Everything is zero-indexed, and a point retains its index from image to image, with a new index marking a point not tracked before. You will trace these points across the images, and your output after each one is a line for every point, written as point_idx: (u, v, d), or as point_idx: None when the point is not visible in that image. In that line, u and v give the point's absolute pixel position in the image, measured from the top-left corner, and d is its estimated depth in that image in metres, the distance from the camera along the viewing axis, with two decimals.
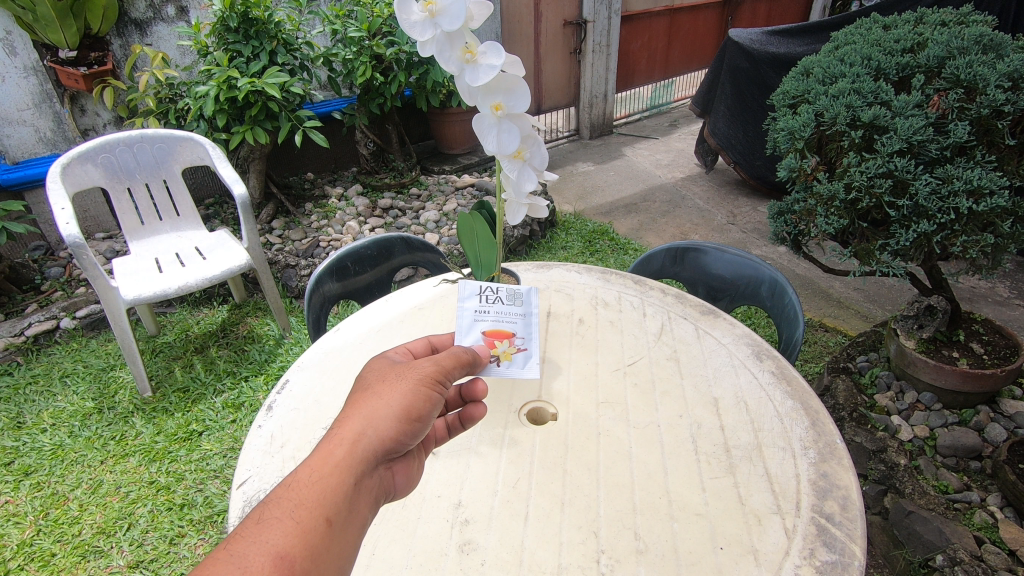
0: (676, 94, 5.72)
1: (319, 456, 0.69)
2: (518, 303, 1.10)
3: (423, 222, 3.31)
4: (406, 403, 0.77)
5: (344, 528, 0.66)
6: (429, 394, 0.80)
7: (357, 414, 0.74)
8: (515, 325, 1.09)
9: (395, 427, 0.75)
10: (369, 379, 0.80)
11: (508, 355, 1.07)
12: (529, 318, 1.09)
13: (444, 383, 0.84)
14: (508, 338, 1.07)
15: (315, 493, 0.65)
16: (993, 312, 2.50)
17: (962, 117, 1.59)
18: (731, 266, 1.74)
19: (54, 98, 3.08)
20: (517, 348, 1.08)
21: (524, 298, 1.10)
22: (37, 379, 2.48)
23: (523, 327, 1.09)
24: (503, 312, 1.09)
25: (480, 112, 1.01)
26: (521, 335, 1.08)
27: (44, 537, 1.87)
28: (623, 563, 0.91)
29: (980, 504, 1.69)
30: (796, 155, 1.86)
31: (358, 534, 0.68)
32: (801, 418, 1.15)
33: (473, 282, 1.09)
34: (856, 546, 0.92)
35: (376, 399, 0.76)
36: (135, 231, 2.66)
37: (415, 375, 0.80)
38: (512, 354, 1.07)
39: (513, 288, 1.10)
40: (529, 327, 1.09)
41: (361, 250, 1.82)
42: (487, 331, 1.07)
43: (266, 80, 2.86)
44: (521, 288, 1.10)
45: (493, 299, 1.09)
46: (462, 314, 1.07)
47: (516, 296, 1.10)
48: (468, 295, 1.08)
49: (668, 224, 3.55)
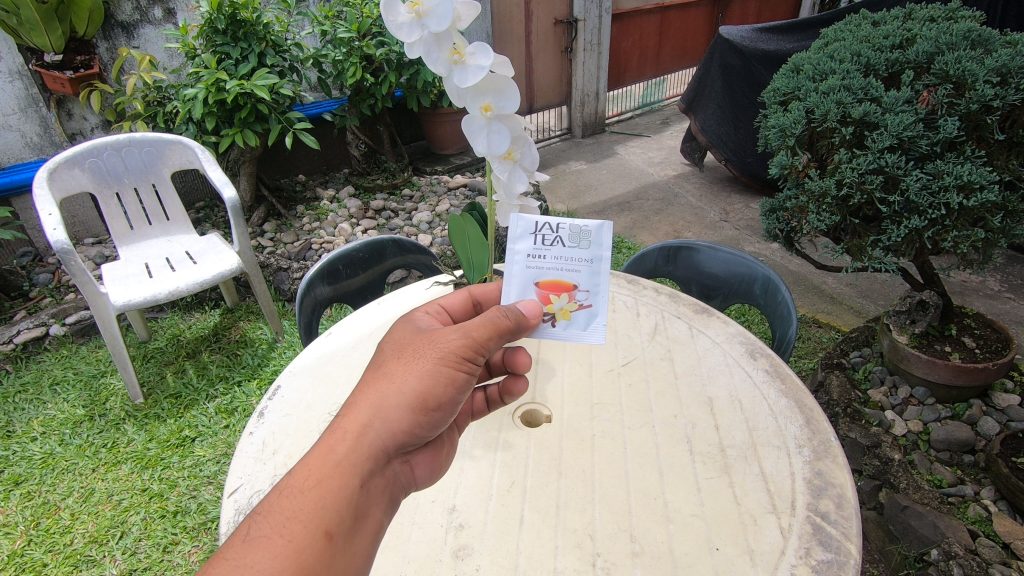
0: (667, 92, 5.73)
1: (320, 452, 0.68)
2: (583, 245, 0.86)
3: (416, 223, 3.30)
4: (420, 389, 0.73)
5: (347, 533, 0.66)
6: (451, 374, 0.75)
7: (365, 403, 0.72)
8: (577, 274, 0.86)
9: (405, 417, 0.72)
10: (385, 357, 0.77)
11: (567, 314, 0.86)
12: (597, 265, 0.86)
13: (472, 360, 0.78)
14: (569, 291, 0.86)
15: (315, 497, 0.65)
16: (985, 306, 2.51)
17: (951, 112, 1.59)
18: (724, 265, 1.74)
19: (40, 103, 3.05)
20: (579, 303, 0.86)
21: (593, 238, 0.86)
22: (26, 388, 2.45)
23: (589, 276, 0.85)
24: (564, 257, 0.86)
25: (470, 114, 1.00)
26: (585, 287, 0.85)
27: (36, 547, 1.85)
28: (619, 566, 0.91)
29: (974, 497, 1.70)
30: (788, 152, 1.86)
31: (362, 534, 0.68)
32: (796, 417, 1.15)
33: (529, 217, 0.88)
34: (851, 544, 0.92)
35: (387, 387, 0.73)
36: (125, 236, 2.64)
37: (435, 355, 0.75)
38: (572, 312, 0.86)
39: (577, 224, 0.86)
40: (597, 276, 0.86)
41: (352, 252, 1.81)
42: (542, 281, 0.86)
43: (256, 82, 2.84)
44: (588, 225, 0.86)
45: (551, 240, 0.87)
46: (511, 261, 0.87)
47: (581, 235, 0.86)
48: (519, 237, 0.88)
49: (661, 222, 3.56)
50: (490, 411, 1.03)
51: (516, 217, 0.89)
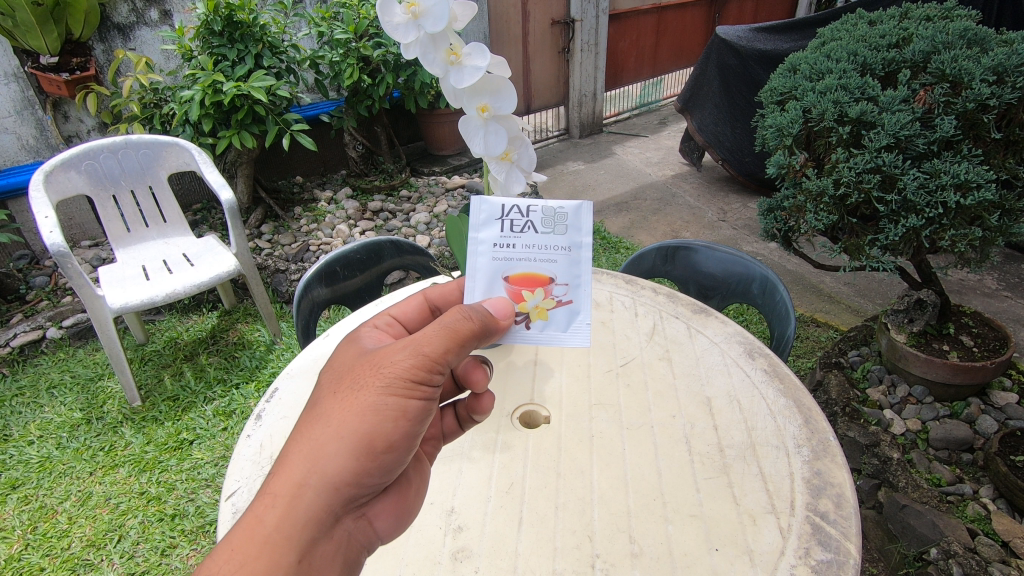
0: (664, 92, 5.74)
1: (251, 521, 0.66)
2: (560, 230, 0.85)
3: (414, 224, 3.30)
4: (364, 430, 0.72)
5: None
6: (397, 406, 0.73)
7: (298, 459, 0.69)
8: (554, 265, 0.85)
9: (347, 463, 0.71)
10: (324, 395, 0.75)
11: (543, 313, 0.86)
12: (575, 253, 0.85)
13: (419, 387, 0.75)
14: (544, 286, 0.85)
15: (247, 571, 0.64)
16: (982, 304, 2.52)
17: (948, 111, 1.59)
18: (722, 265, 1.74)
19: (36, 105, 3.04)
20: (556, 295, 0.86)
21: (569, 223, 0.85)
22: (23, 391, 2.45)
23: (566, 267, 0.85)
24: (539, 245, 0.85)
25: (467, 114, 1.00)
26: (563, 279, 0.85)
27: (33, 551, 1.84)
28: (618, 567, 0.91)
29: (973, 496, 1.70)
30: (785, 152, 1.86)
31: None
32: (794, 416, 1.15)
33: (499, 205, 0.86)
34: (851, 544, 0.92)
35: (322, 437, 0.70)
36: (122, 238, 2.63)
37: (378, 387, 0.73)
38: (548, 310, 0.86)
39: (551, 207, 0.84)
40: (574, 267, 0.85)
41: (350, 254, 1.80)
42: (515, 273, 0.85)
43: (253, 83, 2.84)
44: (564, 207, 0.85)
45: (522, 227, 0.85)
46: (477, 251, 0.85)
47: (556, 219, 0.85)
48: (486, 224, 0.86)
49: (659, 222, 3.56)
50: (463, 430, 1.04)
51: (480, 202, 0.87)
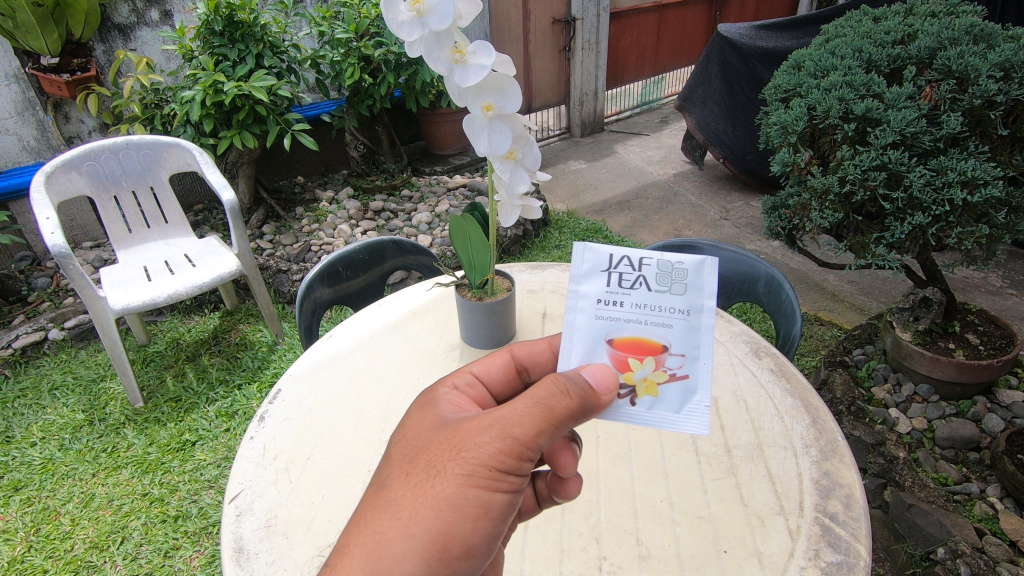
0: (666, 90, 5.72)
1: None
2: (676, 290, 0.76)
3: (416, 223, 3.29)
4: (437, 529, 0.64)
5: None
6: (477, 501, 0.66)
7: (361, 557, 0.64)
8: (668, 330, 0.76)
9: (415, 568, 0.64)
10: (395, 476, 0.68)
11: (652, 387, 0.76)
12: (694, 319, 0.76)
13: (504, 477, 0.67)
14: (656, 355, 0.75)
15: None
16: (987, 302, 2.50)
17: (954, 108, 1.58)
18: (727, 263, 1.73)
19: (37, 106, 3.04)
20: (669, 366, 0.75)
21: (689, 282, 0.76)
22: (25, 393, 2.44)
23: (682, 335, 0.76)
24: (652, 305, 0.76)
25: (470, 113, 0.99)
26: (678, 348, 0.76)
27: (36, 552, 1.84)
28: (625, 569, 0.90)
29: (980, 495, 1.69)
30: (789, 150, 1.85)
31: None
32: (802, 416, 1.14)
33: (605, 253, 0.78)
34: (861, 546, 0.91)
35: (390, 534, 0.64)
36: (123, 239, 2.62)
37: (457, 476, 0.65)
38: (659, 384, 0.75)
39: (669, 261, 0.77)
40: (691, 335, 0.76)
41: (352, 254, 1.79)
42: (620, 337, 0.75)
43: (254, 83, 2.83)
44: (684, 262, 0.77)
45: (633, 282, 0.76)
46: (580, 306, 0.77)
47: (674, 276, 0.76)
48: (592, 275, 0.78)
49: (661, 221, 3.55)
50: (542, 508, 0.87)
51: (586, 250, 0.79)
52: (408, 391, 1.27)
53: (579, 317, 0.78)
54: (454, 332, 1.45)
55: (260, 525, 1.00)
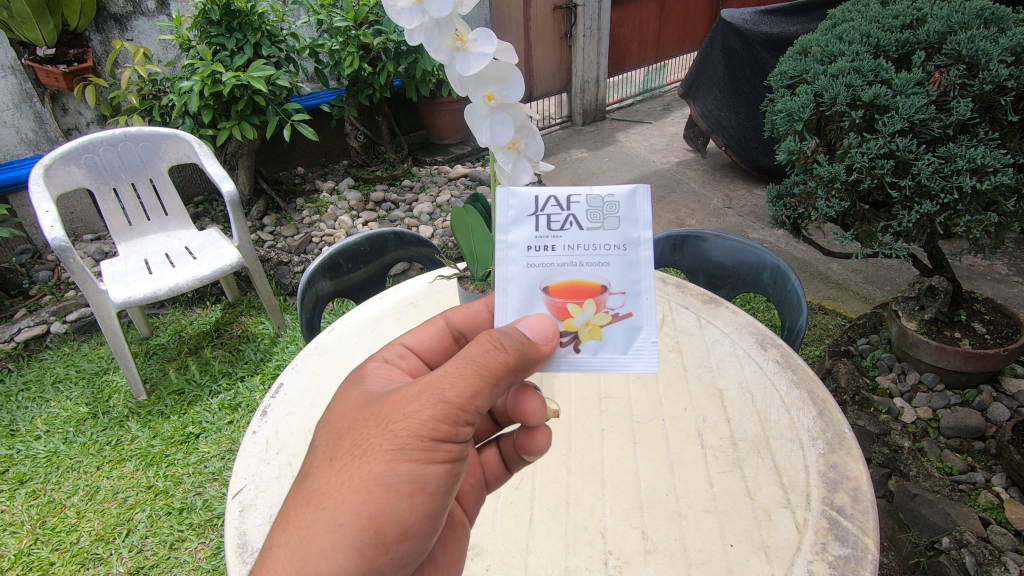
0: (669, 77, 5.65)
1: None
2: (610, 225, 0.78)
3: (418, 214, 3.27)
4: (367, 514, 0.67)
5: None
6: (409, 478, 0.69)
7: (287, 554, 0.65)
8: (605, 269, 0.78)
9: (349, 552, 0.67)
10: (319, 466, 0.70)
11: (594, 331, 0.79)
12: (631, 253, 0.77)
13: (433, 449, 0.69)
14: (594, 297, 0.78)
15: None
16: (992, 290, 2.49)
17: (963, 94, 1.55)
18: (731, 253, 1.71)
19: (34, 98, 3.01)
20: (610, 306, 0.79)
21: (620, 216, 0.77)
22: (29, 386, 2.44)
23: (620, 272, 0.78)
24: (585, 245, 0.77)
25: (473, 103, 0.97)
26: (616, 286, 0.78)
27: (43, 545, 1.85)
28: (632, 564, 0.89)
29: (985, 485, 1.68)
30: (796, 137, 1.82)
31: None
32: (809, 408, 1.13)
33: (529, 197, 0.78)
34: (869, 539, 0.90)
35: (315, 526, 0.66)
36: (123, 232, 2.61)
37: (385, 455, 0.68)
38: (601, 329, 0.79)
39: (598, 196, 0.77)
40: (628, 269, 0.77)
41: (353, 246, 1.78)
42: (554, 283, 0.77)
43: (253, 73, 2.80)
44: (614, 196, 0.77)
45: (562, 223, 0.77)
46: (509, 256, 0.78)
47: (605, 210, 0.77)
48: (519, 222, 0.78)
49: (664, 210, 3.53)
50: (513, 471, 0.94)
51: (510, 196, 0.79)
52: None
53: (511, 268, 0.79)
54: None
55: (265, 520, 1.00)
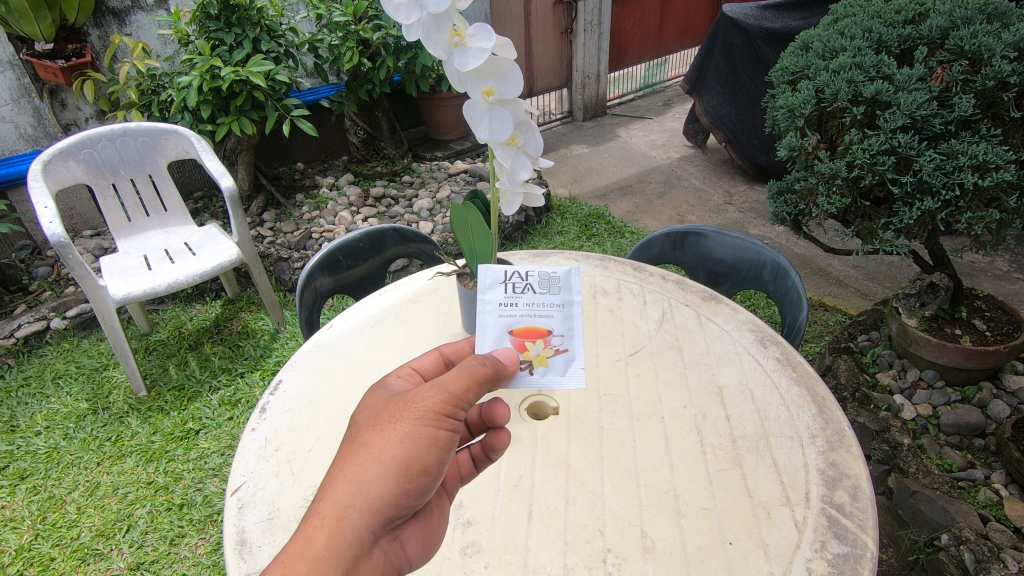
0: (669, 73, 5.63)
1: (296, 545, 0.63)
2: (554, 290, 0.95)
3: (418, 210, 3.27)
4: (403, 455, 0.69)
5: None
6: (433, 435, 0.71)
7: (341, 482, 0.67)
8: (551, 319, 0.93)
9: (390, 486, 0.68)
10: (362, 423, 0.72)
11: (544, 360, 0.91)
12: (568, 309, 0.94)
13: (457, 409, 0.73)
14: (543, 337, 0.92)
15: None
16: (993, 287, 2.48)
17: (966, 90, 1.54)
18: (732, 250, 1.71)
19: (33, 93, 3.00)
20: (555, 348, 0.92)
21: (562, 284, 0.95)
22: (29, 381, 2.45)
23: (561, 321, 0.93)
24: (536, 302, 0.94)
25: (471, 99, 0.97)
26: (559, 332, 0.92)
27: (43, 541, 1.85)
28: (631, 562, 0.89)
29: (985, 482, 1.68)
30: (797, 134, 1.80)
31: None
32: (808, 405, 1.13)
33: (498, 270, 0.97)
34: (868, 537, 0.90)
35: (363, 459, 0.68)
36: (122, 228, 2.60)
37: (417, 413, 0.71)
38: (549, 358, 0.91)
39: (546, 271, 0.95)
40: (568, 321, 0.93)
41: (352, 243, 1.77)
42: (515, 329, 0.92)
43: (251, 69, 2.78)
44: (557, 271, 0.95)
45: (522, 288, 0.95)
46: (485, 309, 0.94)
47: (551, 281, 0.95)
48: (492, 286, 0.95)
49: (664, 205, 3.52)
50: (478, 471, 0.95)
51: (486, 269, 0.97)
52: None
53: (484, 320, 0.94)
54: (456, 320, 1.43)
55: (263, 517, 1.00)
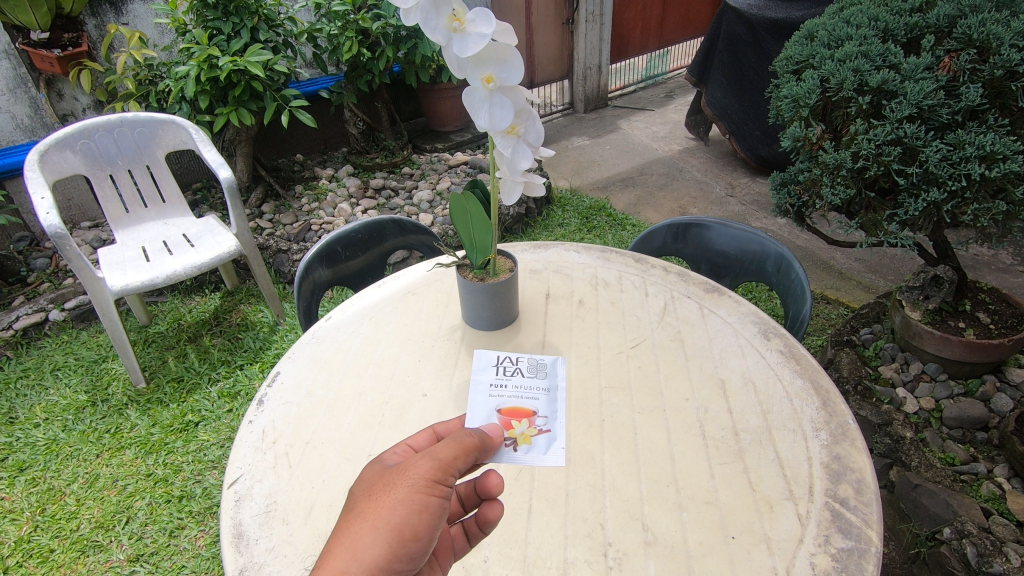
0: (671, 64, 5.59)
1: None
2: (539, 377, 1.18)
3: (418, 202, 3.25)
4: (397, 521, 0.68)
5: None
6: (425, 501, 0.71)
7: (339, 550, 0.66)
8: (536, 401, 1.13)
9: (385, 551, 0.67)
10: (357, 495, 0.73)
11: (527, 438, 1.06)
12: (551, 394, 1.15)
13: (448, 477, 0.74)
14: (528, 417, 1.10)
15: None
16: (997, 280, 2.47)
17: (973, 79, 1.52)
18: (735, 242, 1.69)
19: (29, 83, 2.97)
20: (538, 429, 1.08)
21: (546, 373, 1.19)
22: (28, 373, 2.44)
23: (545, 405, 1.12)
24: (524, 388, 1.16)
25: (470, 85, 0.95)
26: (543, 414, 1.10)
27: (42, 532, 1.85)
28: (631, 556, 0.88)
29: (987, 475, 1.67)
30: (801, 124, 1.78)
31: None
32: (812, 398, 1.11)
33: (493, 357, 1.23)
34: (872, 532, 0.89)
35: (359, 527, 0.68)
36: (120, 219, 2.58)
37: (410, 480, 0.71)
38: (532, 437, 1.07)
39: (533, 361, 1.22)
40: (551, 405, 1.12)
41: (350, 234, 1.75)
42: (504, 408, 1.11)
43: (249, 58, 2.75)
44: (542, 362, 1.21)
45: (512, 372, 1.20)
46: (480, 388, 1.16)
47: (537, 369, 1.20)
48: (487, 369, 1.20)
49: (666, 198, 3.51)
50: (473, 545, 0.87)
51: (484, 357, 1.23)
52: (408, 374, 1.24)
53: (479, 398, 1.15)
54: (455, 313, 1.41)
55: (260, 510, 0.99)
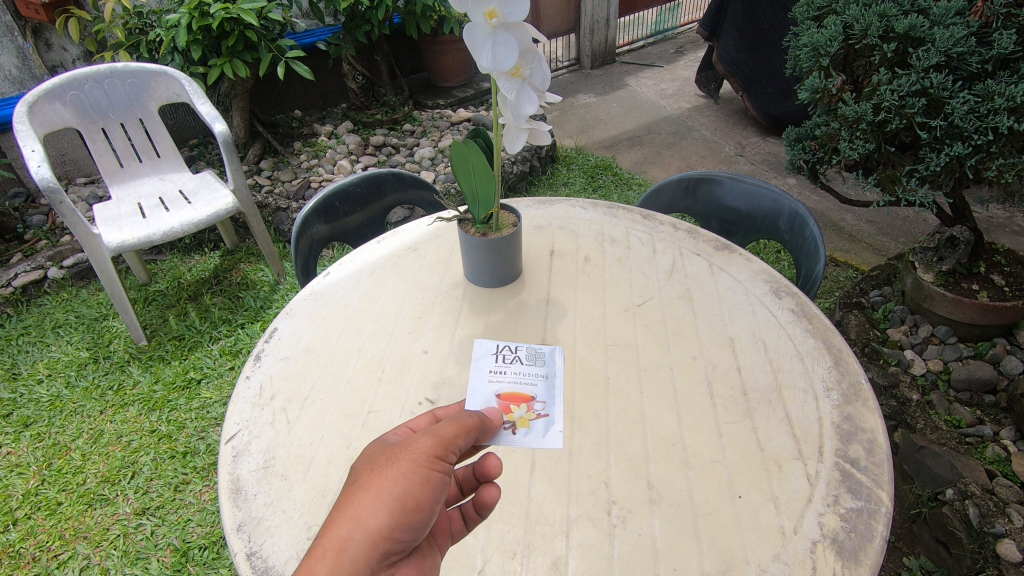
0: (682, 18, 5.36)
1: None
2: (539, 364, 1.10)
3: (418, 159, 3.17)
4: (401, 492, 0.67)
5: None
6: (427, 474, 0.69)
7: (342, 519, 0.65)
8: (535, 387, 1.05)
9: (388, 521, 0.65)
10: (358, 466, 0.71)
11: (526, 422, 0.99)
12: (550, 380, 1.07)
13: (449, 453, 0.72)
14: (526, 402, 1.02)
15: None
16: (1012, 242, 2.41)
17: (1008, 25, 1.42)
18: (747, 198, 1.63)
19: (16, 32, 2.87)
20: (536, 413, 1.01)
21: (546, 360, 1.11)
22: (29, 330, 2.43)
23: (543, 390, 1.05)
24: (523, 373, 1.08)
25: (473, 22, 0.89)
26: (541, 399, 1.03)
27: (49, 486, 1.87)
28: (635, 514, 0.87)
29: (993, 438, 1.65)
30: (820, 74, 1.69)
31: None
32: (824, 357, 1.08)
33: (492, 344, 1.15)
34: (882, 491, 0.87)
35: (362, 496, 0.66)
36: (115, 174, 2.52)
37: (412, 453, 0.70)
38: (531, 420, 1.00)
39: (533, 348, 1.13)
40: (550, 390, 1.05)
41: (349, 188, 1.70)
42: (502, 393, 1.04)
43: (242, 6, 2.63)
44: (542, 349, 1.13)
45: (511, 359, 1.11)
46: (478, 372, 1.09)
47: (537, 356, 1.12)
48: (485, 355, 1.12)
49: (673, 157, 3.41)
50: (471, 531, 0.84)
51: (481, 343, 1.15)
52: (408, 330, 1.21)
53: (476, 383, 1.07)
54: (457, 269, 1.37)
55: (258, 465, 0.98)
